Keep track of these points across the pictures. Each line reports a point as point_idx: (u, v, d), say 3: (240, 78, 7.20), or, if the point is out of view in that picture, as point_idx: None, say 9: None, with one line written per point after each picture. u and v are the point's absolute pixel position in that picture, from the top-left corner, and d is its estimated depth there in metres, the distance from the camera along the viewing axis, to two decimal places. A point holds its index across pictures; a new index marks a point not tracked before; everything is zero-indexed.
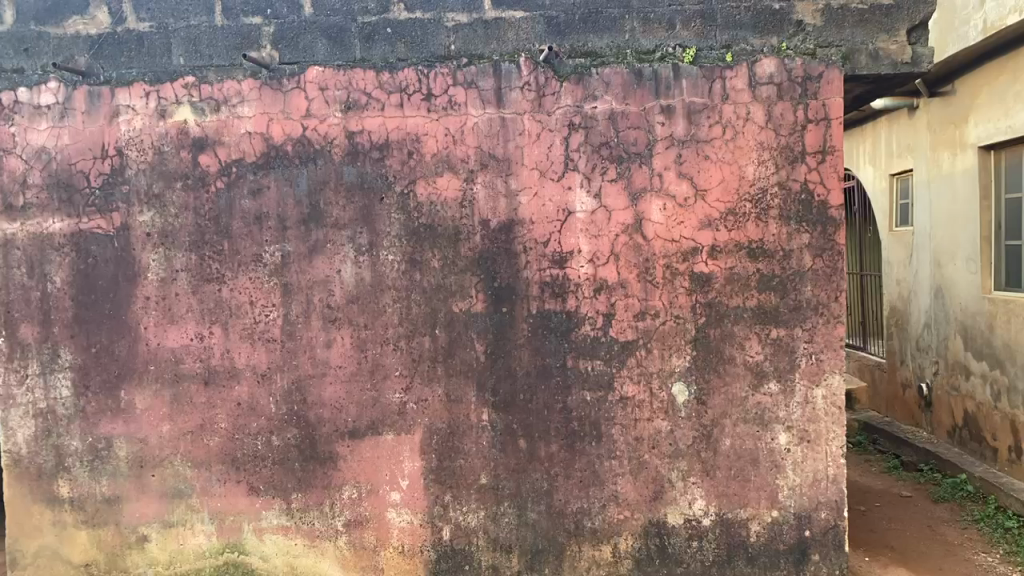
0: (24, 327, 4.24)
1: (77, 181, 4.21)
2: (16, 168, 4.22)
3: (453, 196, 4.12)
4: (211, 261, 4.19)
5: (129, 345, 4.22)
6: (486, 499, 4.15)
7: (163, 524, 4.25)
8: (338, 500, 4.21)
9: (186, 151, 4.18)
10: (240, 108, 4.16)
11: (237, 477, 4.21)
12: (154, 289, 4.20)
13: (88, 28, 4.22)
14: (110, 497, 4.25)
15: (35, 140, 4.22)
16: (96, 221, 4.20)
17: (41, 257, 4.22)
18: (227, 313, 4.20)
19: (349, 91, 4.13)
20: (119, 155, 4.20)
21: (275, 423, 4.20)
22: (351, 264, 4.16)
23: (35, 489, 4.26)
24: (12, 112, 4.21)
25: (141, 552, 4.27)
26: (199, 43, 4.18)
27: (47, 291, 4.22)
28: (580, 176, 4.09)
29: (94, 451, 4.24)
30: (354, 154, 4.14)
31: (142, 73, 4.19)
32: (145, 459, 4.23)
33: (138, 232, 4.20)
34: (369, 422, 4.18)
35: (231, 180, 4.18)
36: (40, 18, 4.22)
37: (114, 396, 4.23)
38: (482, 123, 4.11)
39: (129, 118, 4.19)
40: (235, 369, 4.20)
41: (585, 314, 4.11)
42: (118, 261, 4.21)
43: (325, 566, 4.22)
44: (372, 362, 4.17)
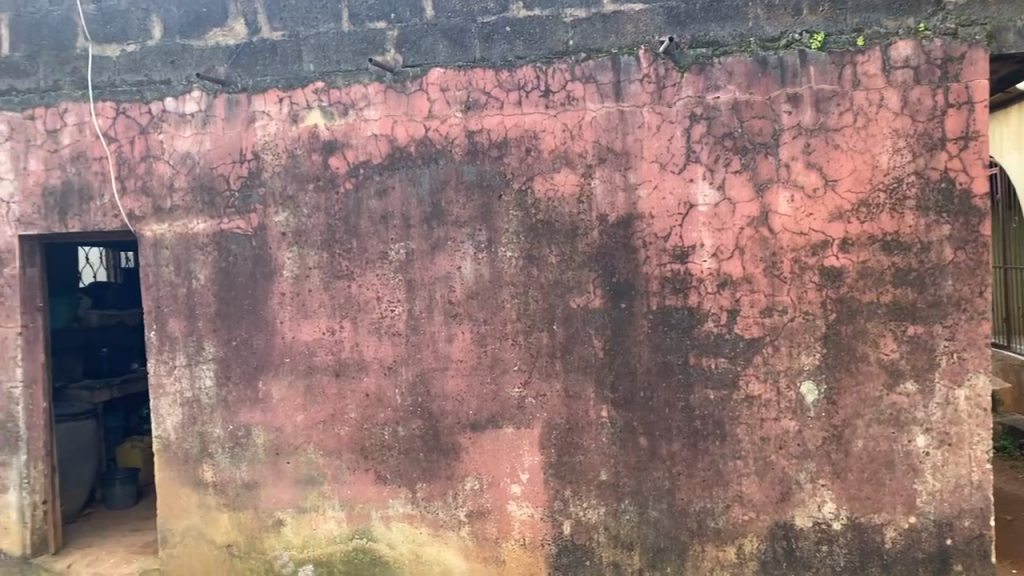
0: (172, 321, 4.55)
1: (218, 184, 4.47)
2: (164, 173, 4.52)
3: (572, 192, 4.13)
4: (340, 258, 4.36)
5: (266, 338, 4.45)
6: (607, 496, 4.13)
7: (297, 510, 4.45)
8: (460, 491, 4.29)
9: (317, 154, 4.37)
10: (366, 111, 4.31)
11: (366, 465, 4.37)
12: (289, 285, 4.42)
13: (227, 39, 4.46)
14: (249, 482, 4.49)
15: (181, 146, 4.50)
16: (236, 221, 4.46)
17: (187, 256, 4.51)
18: (355, 308, 4.36)
19: (469, 91, 4.21)
20: (256, 159, 4.43)
21: (401, 414, 4.33)
22: (472, 260, 4.24)
23: (182, 473, 4.57)
24: (161, 121, 4.52)
25: (277, 535, 4.47)
26: (328, 49, 4.35)
27: (192, 288, 4.51)
28: (702, 169, 4.01)
29: (235, 439, 4.50)
30: (474, 152, 4.21)
31: (275, 80, 4.41)
32: (280, 447, 4.45)
33: (273, 232, 4.42)
34: (490, 416, 4.25)
35: (359, 180, 4.33)
36: (184, 32, 4.49)
37: (253, 386, 4.47)
38: (601, 117, 4.09)
39: (264, 124, 4.42)
40: (363, 362, 4.36)
41: (708, 310, 4.03)
42: (256, 259, 4.44)
43: (448, 555, 4.31)
44: (493, 356, 4.23)
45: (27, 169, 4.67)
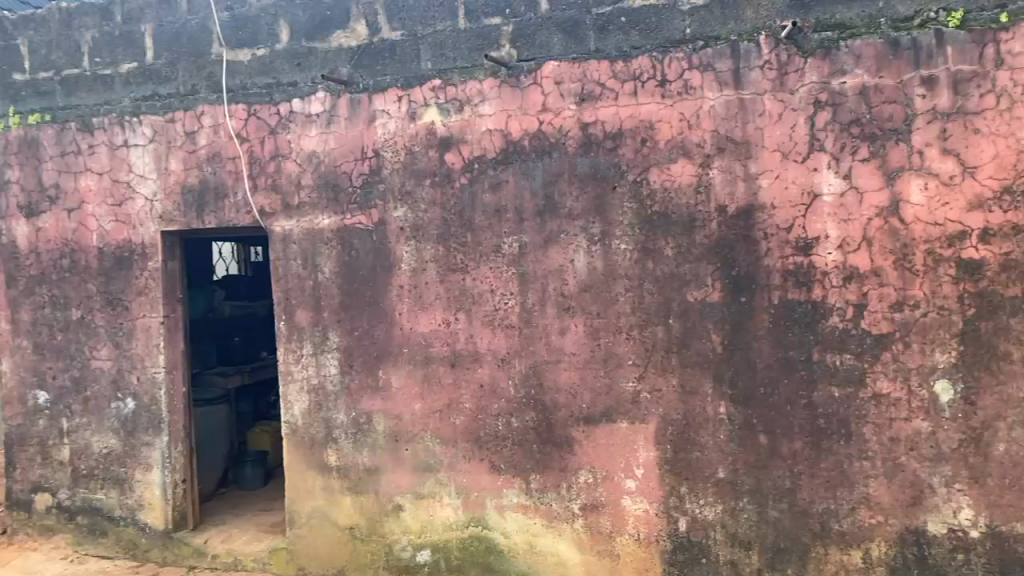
0: (298, 312, 4.77)
1: (341, 180, 4.65)
2: (291, 171, 4.74)
3: (688, 183, 4.05)
4: (455, 252, 4.45)
5: (385, 329, 4.60)
6: (725, 493, 4.05)
7: (415, 496, 4.58)
8: (574, 484, 4.30)
9: (434, 150, 4.47)
10: (482, 106, 4.37)
11: (481, 455, 4.44)
12: (407, 278, 4.54)
13: (349, 41, 4.62)
14: (370, 467, 4.65)
15: (307, 145, 4.70)
16: (357, 216, 4.62)
17: (312, 250, 4.71)
18: (471, 300, 4.44)
19: (584, 83, 4.19)
20: (376, 155, 4.58)
21: (515, 405, 4.38)
22: (586, 253, 4.23)
23: (308, 457, 4.78)
24: (288, 121, 4.73)
25: (396, 520, 4.61)
26: (445, 46, 4.44)
27: (317, 281, 4.71)
28: (827, 157, 3.85)
29: (357, 425, 4.67)
30: (589, 145, 4.20)
31: (394, 79, 4.53)
32: (399, 435, 4.59)
33: (392, 226, 4.55)
34: (604, 409, 4.23)
35: (474, 175, 4.40)
36: (309, 35, 4.69)
37: (373, 375, 4.63)
38: (719, 106, 4.00)
39: (384, 121, 4.55)
40: (478, 353, 4.44)
41: (832, 304, 3.87)
42: (376, 252, 4.59)
43: (562, 547, 4.32)
44: (607, 350, 4.22)
45: (168, 169, 5.00)
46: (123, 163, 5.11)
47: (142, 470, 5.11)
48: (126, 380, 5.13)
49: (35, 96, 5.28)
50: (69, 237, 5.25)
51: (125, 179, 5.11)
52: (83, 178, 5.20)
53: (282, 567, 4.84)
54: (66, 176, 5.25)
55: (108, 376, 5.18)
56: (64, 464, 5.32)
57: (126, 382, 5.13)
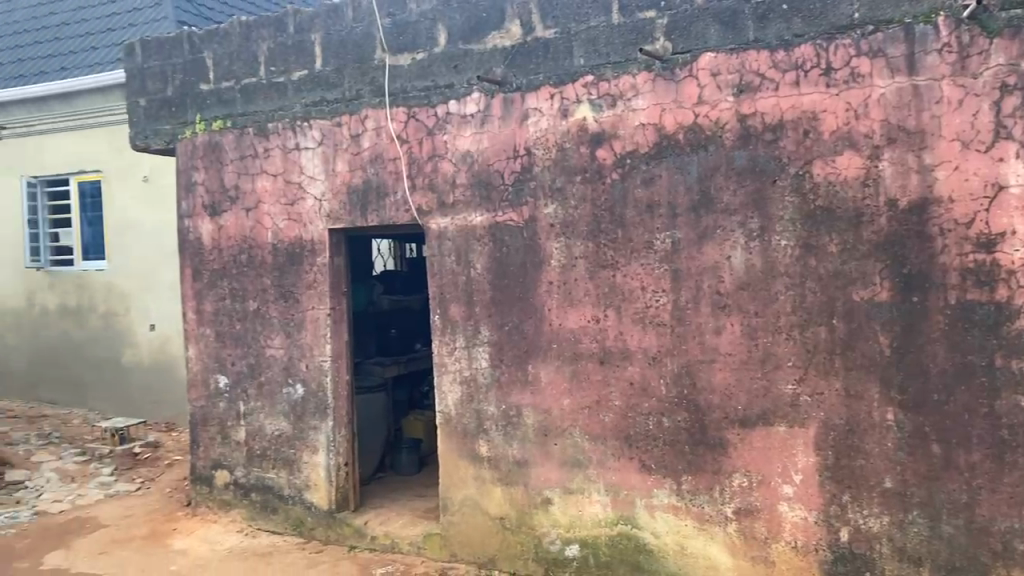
0: (452, 307, 4.92)
1: (494, 179, 4.75)
2: (447, 170, 4.90)
3: (855, 175, 3.85)
4: (606, 248, 4.45)
5: (535, 325, 4.66)
6: (892, 505, 3.82)
7: (565, 490, 4.61)
8: (727, 486, 4.19)
9: (586, 146, 4.48)
10: (635, 101, 4.34)
11: (630, 453, 4.42)
12: (558, 274, 4.58)
13: (504, 41, 4.71)
14: (520, 460, 4.74)
15: (462, 145, 4.84)
16: (509, 214, 4.71)
17: (466, 246, 4.85)
18: (622, 297, 4.42)
19: (742, 74, 4.07)
20: (528, 153, 4.64)
21: (666, 405, 4.32)
22: (742, 250, 4.11)
23: (461, 447, 4.93)
24: (445, 121, 4.89)
25: (545, 513, 4.67)
26: (598, 43, 4.42)
27: (471, 276, 4.85)
28: (1015, 146, 3.54)
29: (507, 418, 4.77)
30: (746, 138, 4.07)
31: (547, 77, 4.57)
32: (548, 429, 4.65)
33: (544, 223, 4.61)
34: (760, 412, 4.10)
35: (627, 170, 4.38)
36: (466, 37, 4.81)
37: (524, 370, 4.71)
38: (890, 93, 3.77)
39: (537, 119, 4.61)
40: (628, 351, 4.41)
41: (1019, 306, 3.56)
42: (528, 249, 4.66)
43: (714, 551, 4.23)
44: (763, 350, 4.08)
45: (335, 170, 5.30)
46: (295, 165, 5.46)
47: (309, 452, 5.45)
48: (296, 368, 5.49)
49: (218, 105, 5.74)
50: (247, 234, 5.68)
51: (296, 180, 5.47)
52: (260, 180, 5.61)
53: (435, 552, 5.01)
54: (245, 178, 5.68)
55: (280, 363, 5.56)
56: (241, 444, 5.76)
57: (296, 369, 5.49)
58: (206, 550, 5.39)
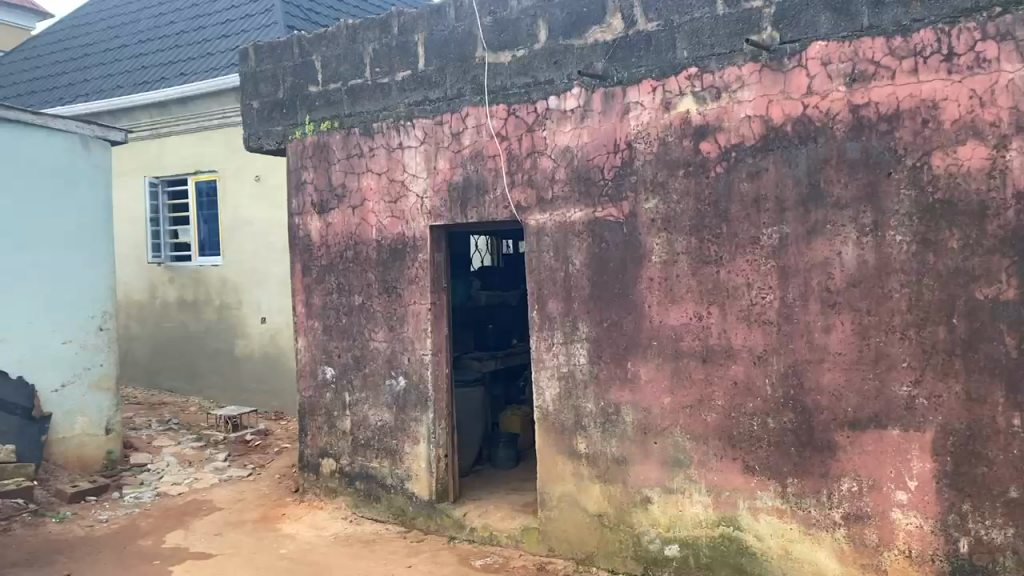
0: (551, 302, 4.93)
1: (594, 174, 4.73)
2: (546, 166, 4.91)
3: (978, 166, 3.64)
4: (709, 244, 4.36)
5: (635, 321, 4.62)
6: (1018, 516, 3.60)
7: (664, 489, 4.55)
8: (836, 491, 4.04)
9: (689, 140, 4.40)
10: (740, 93, 4.23)
11: (733, 454, 4.32)
12: (658, 270, 4.52)
13: (605, 36, 4.68)
14: (619, 458, 4.71)
15: (562, 141, 4.84)
16: (609, 209, 4.68)
17: (565, 242, 4.85)
18: (725, 294, 4.33)
19: (855, 62, 3.91)
20: (629, 148, 4.60)
21: (771, 405, 4.21)
22: (854, 245, 3.96)
23: (559, 442, 4.94)
24: (545, 117, 4.90)
25: (644, 512, 4.62)
26: (702, 34, 4.33)
27: (569, 272, 4.85)
28: None
29: (606, 415, 4.75)
30: (859, 128, 3.91)
31: (649, 70, 4.52)
32: (648, 427, 4.60)
33: (644, 218, 4.56)
34: (872, 414, 3.94)
35: (731, 164, 4.28)
36: (567, 33, 4.81)
37: (623, 367, 4.67)
38: (1019, 79, 3.54)
39: (638, 113, 4.57)
40: (732, 349, 4.32)
41: None
42: (628, 244, 4.62)
43: (821, 556, 4.09)
44: (876, 350, 3.92)
45: (437, 168, 5.39)
46: (398, 163, 5.59)
47: (411, 443, 5.58)
48: (398, 360, 5.62)
49: (326, 106, 5.93)
50: (353, 231, 5.86)
51: (399, 178, 5.60)
52: (365, 178, 5.78)
53: (533, 545, 5.04)
54: (351, 177, 5.86)
55: (383, 356, 5.71)
56: (346, 433, 5.96)
57: (398, 362, 5.63)
58: (312, 535, 5.60)
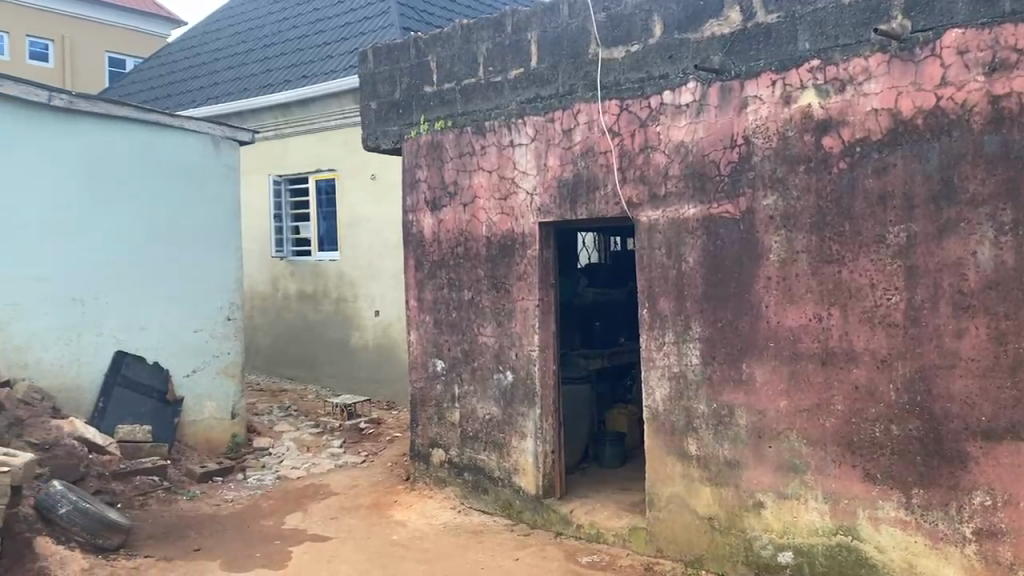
0: (662, 301, 4.88)
1: (709, 170, 4.65)
2: (659, 162, 4.85)
3: None
4: (831, 242, 4.21)
5: (750, 321, 4.51)
6: None
7: (778, 495, 4.43)
8: (967, 504, 3.81)
9: (810, 135, 4.26)
10: (866, 85, 4.06)
11: (853, 461, 4.16)
12: (776, 269, 4.40)
13: (722, 29, 4.57)
14: (731, 460, 4.61)
15: (676, 136, 4.78)
16: (725, 207, 4.58)
17: (678, 240, 4.79)
18: (847, 295, 4.16)
19: (995, 50, 3.68)
20: (746, 143, 4.49)
21: (895, 412, 4.02)
22: (990, 246, 3.73)
23: (669, 443, 4.88)
24: (659, 113, 4.84)
25: (757, 517, 4.51)
26: (825, 24, 4.17)
27: (682, 270, 4.78)
28: None
29: (718, 417, 4.66)
30: (999, 121, 3.68)
31: (769, 63, 4.39)
32: (762, 431, 4.48)
33: (761, 216, 4.44)
34: (1008, 425, 3.70)
35: (855, 160, 4.11)
36: (682, 27, 4.73)
37: (737, 368, 4.57)
38: None
39: (756, 108, 4.45)
40: (854, 352, 4.15)
41: None
42: (744, 243, 4.51)
43: (948, 573, 3.87)
44: (1014, 357, 3.68)
45: (547, 165, 5.42)
46: (509, 161, 5.65)
47: (518, 438, 5.63)
48: (506, 355, 5.69)
49: (440, 105, 6.06)
50: (464, 228, 5.97)
51: (510, 175, 5.66)
52: (476, 175, 5.87)
53: (640, 545, 5.00)
54: (463, 175, 5.97)
55: (492, 351, 5.80)
56: (455, 425, 6.08)
57: (506, 357, 5.70)
58: (422, 523, 5.75)
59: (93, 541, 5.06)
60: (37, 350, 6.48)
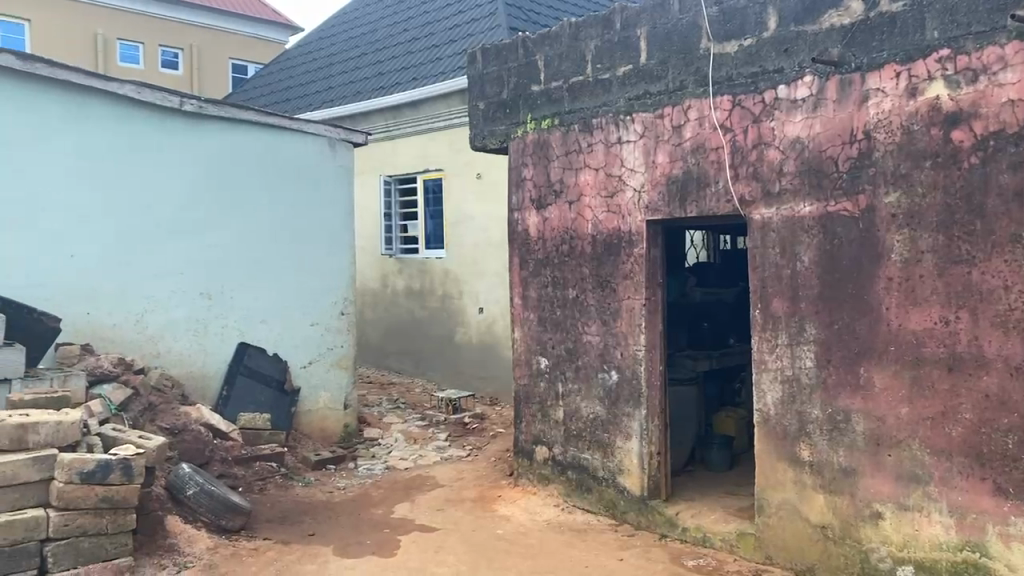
0: (775, 302, 4.75)
1: (826, 167, 4.49)
2: (774, 159, 4.72)
3: None
4: (960, 241, 3.98)
5: (870, 324, 4.32)
6: None
7: (898, 506, 4.23)
8: None
9: (938, 128, 4.04)
10: (1002, 74, 3.81)
11: (982, 474, 3.92)
12: (898, 270, 4.20)
13: (842, 20, 4.39)
14: (847, 468, 4.43)
15: (791, 131, 4.64)
16: (843, 204, 4.41)
17: (792, 238, 4.64)
18: (977, 297, 3.93)
19: None
20: (867, 138, 4.31)
21: None
22: None
23: (780, 447, 4.75)
24: (773, 108, 4.71)
25: (875, 527, 4.32)
26: (956, 11, 3.94)
27: (796, 270, 4.63)
28: None
29: (834, 423, 4.49)
30: None
31: (893, 54, 4.20)
32: (882, 438, 4.29)
33: (883, 213, 4.25)
34: None
35: (988, 154, 3.87)
36: (799, 19, 4.58)
37: (855, 372, 4.39)
38: None
39: (878, 101, 4.26)
40: (984, 359, 3.91)
41: None
42: (863, 242, 4.33)
43: None
44: None
45: (655, 162, 5.36)
46: (616, 159, 5.62)
47: (623, 438, 5.60)
48: (611, 355, 5.66)
49: (547, 104, 6.09)
50: (569, 226, 5.98)
51: (617, 173, 5.62)
52: (583, 173, 5.86)
53: (749, 552, 4.88)
54: (569, 173, 5.97)
55: (597, 350, 5.78)
56: (559, 422, 6.10)
57: (611, 356, 5.67)
58: (525, 518, 5.80)
59: (218, 522, 5.36)
60: (168, 340, 6.96)
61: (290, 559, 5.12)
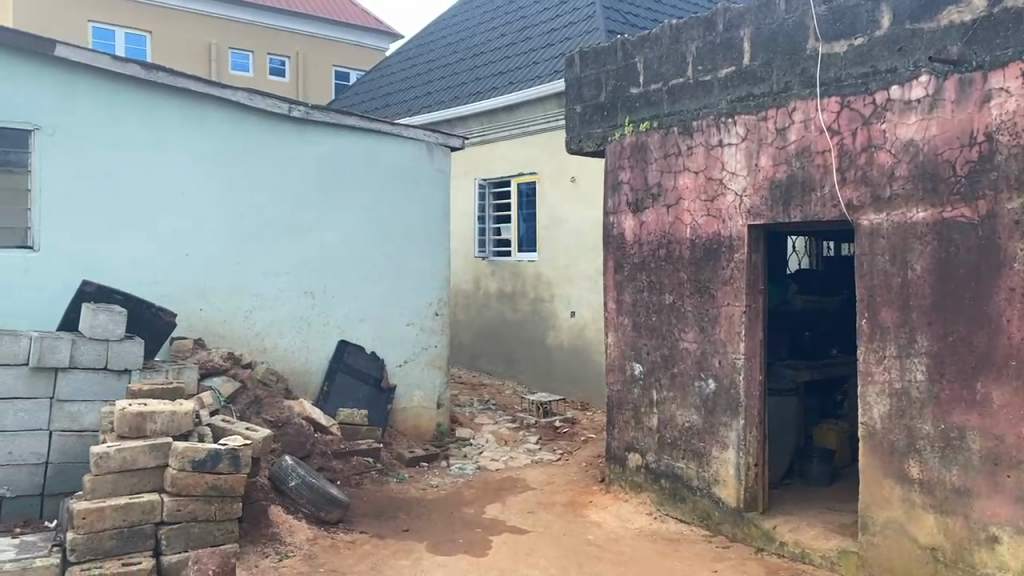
0: (884, 311, 4.55)
1: (943, 171, 4.28)
2: (885, 162, 4.54)
3: None
4: None
5: (988, 336, 4.09)
6: None
7: (1017, 530, 3.98)
8: None
9: None
10: None
11: None
12: (1021, 280, 3.95)
13: (962, 16, 4.17)
14: (960, 488, 4.21)
15: (905, 134, 4.44)
16: (960, 210, 4.20)
17: (904, 245, 4.45)
18: None
19: None
20: (989, 140, 4.09)
21: None
22: None
23: (887, 464, 4.55)
24: (885, 109, 4.53)
25: (990, 552, 4.08)
26: None
27: (907, 278, 4.43)
28: None
29: (946, 439, 4.27)
30: None
31: (1018, 51, 3.96)
32: (999, 458, 4.05)
33: (1005, 220, 4.02)
34: None
35: None
36: (915, 16, 4.38)
37: (970, 387, 4.17)
38: None
39: (1001, 101, 4.03)
40: None
41: None
42: (982, 250, 4.11)
43: None
44: None
45: (758, 165, 5.23)
46: (717, 162, 5.52)
47: (719, 448, 5.49)
48: (709, 362, 5.56)
49: (646, 107, 6.04)
50: (667, 230, 5.90)
51: (717, 177, 5.52)
52: (682, 177, 5.78)
53: (851, 571, 4.69)
54: (668, 176, 5.90)
55: (693, 357, 5.69)
56: (653, 430, 6.02)
57: (709, 364, 5.56)
58: (617, 525, 5.76)
59: (317, 514, 5.54)
60: (274, 336, 7.25)
61: (385, 553, 5.24)
